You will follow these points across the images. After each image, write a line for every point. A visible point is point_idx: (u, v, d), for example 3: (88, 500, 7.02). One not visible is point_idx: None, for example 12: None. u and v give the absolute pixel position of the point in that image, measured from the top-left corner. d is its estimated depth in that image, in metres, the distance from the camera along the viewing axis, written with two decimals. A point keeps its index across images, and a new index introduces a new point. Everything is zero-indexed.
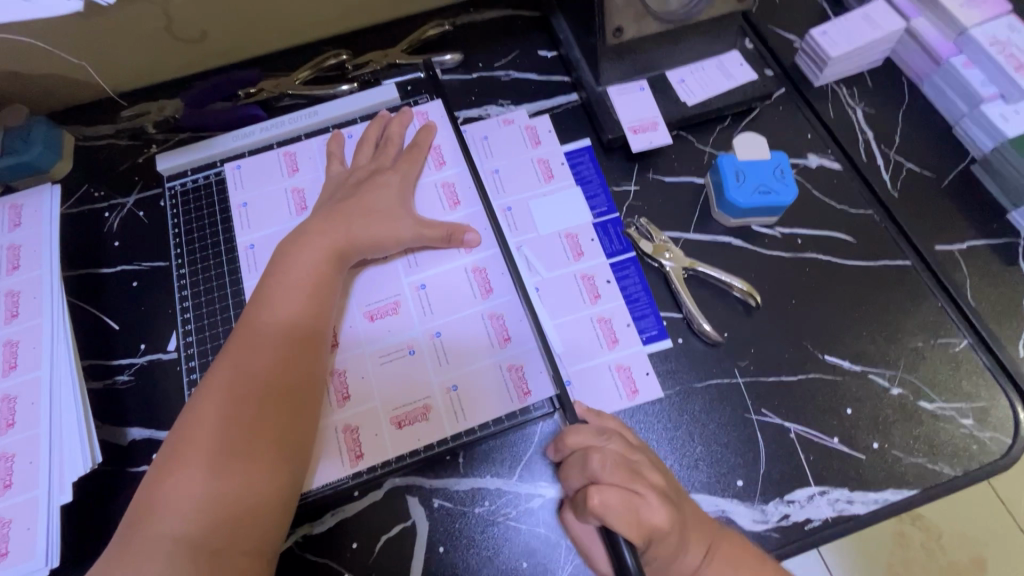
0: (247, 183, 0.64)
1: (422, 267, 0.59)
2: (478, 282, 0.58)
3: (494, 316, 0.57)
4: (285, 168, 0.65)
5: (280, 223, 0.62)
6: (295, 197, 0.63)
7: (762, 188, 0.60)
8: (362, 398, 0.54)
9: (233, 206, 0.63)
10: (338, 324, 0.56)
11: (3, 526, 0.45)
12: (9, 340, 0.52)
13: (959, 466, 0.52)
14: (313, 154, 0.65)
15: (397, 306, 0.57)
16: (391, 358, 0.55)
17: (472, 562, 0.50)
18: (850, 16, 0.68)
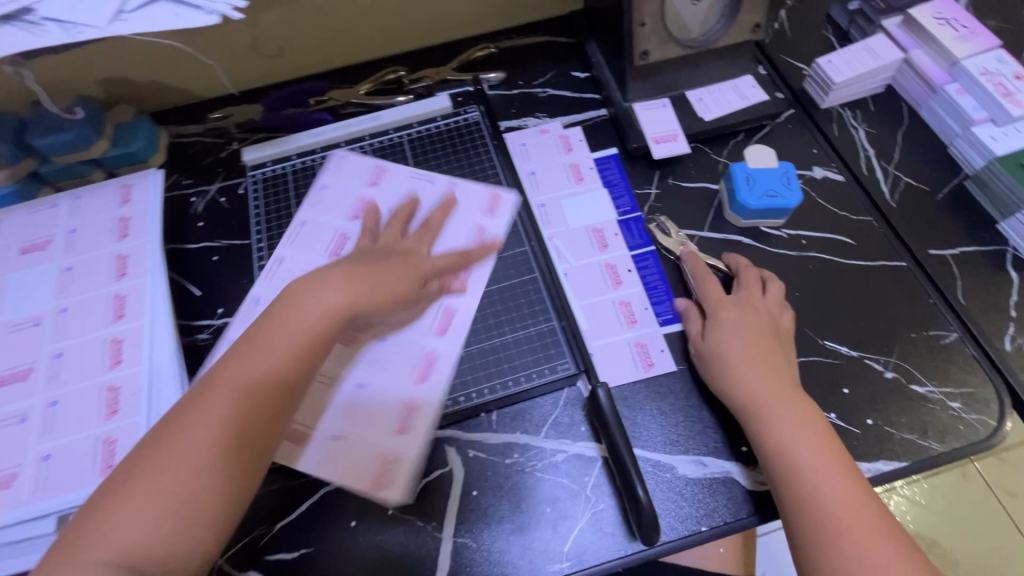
0: (333, 177, 0.73)
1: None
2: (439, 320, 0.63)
3: (424, 379, 0.60)
4: (370, 176, 0.73)
5: (310, 253, 0.68)
6: (350, 220, 0.70)
7: (770, 192, 0.67)
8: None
9: (313, 185, 0.73)
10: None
11: (111, 443, 0.54)
12: (118, 294, 0.62)
13: (946, 443, 0.57)
14: (383, 194, 0.71)
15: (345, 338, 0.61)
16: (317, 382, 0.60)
17: (501, 505, 0.56)
18: (854, 48, 0.76)
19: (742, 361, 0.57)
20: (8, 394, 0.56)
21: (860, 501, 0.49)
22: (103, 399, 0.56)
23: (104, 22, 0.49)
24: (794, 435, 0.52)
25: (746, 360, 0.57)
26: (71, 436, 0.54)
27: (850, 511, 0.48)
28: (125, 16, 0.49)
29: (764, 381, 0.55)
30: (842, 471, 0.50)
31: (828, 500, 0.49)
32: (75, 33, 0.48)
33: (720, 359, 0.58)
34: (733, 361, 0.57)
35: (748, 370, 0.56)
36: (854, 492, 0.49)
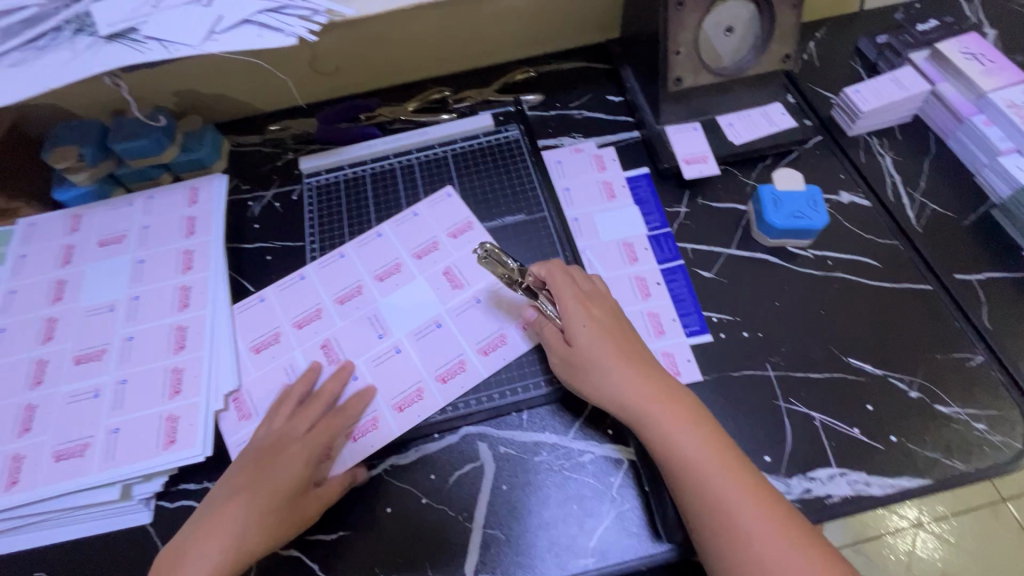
0: (429, 213, 0.76)
1: (346, 343, 0.66)
2: (450, 367, 0.65)
3: (355, 439, 0.61)
4: (454, 227, 0.74)
5: (323, 287, 0.70)
6: (376, 279, 0.71)
7: (797, 213, 0.70)
8: (244, 372, 0.64)
9: (408, 209, 0.76)
10: (269, 323, 0.67)
11: (173, 420, 0.59)
12: (183, 285, 0.68)
13: (971, 463, 0.58)
14: (424, 272, 0.71)
15: (325, 349, 0.66)
16: (287, 374, 0.64)
17: (528, 501, 0.59)
18: (881, 79, 0.79)
19: (606, 364, 0.57)
20: (84, 370, 0.62)
21: (757, 501, 0.50)
22: (167, 380, 0.62)
23: (197, 41, 0.55)
24: (681, 438, 0.53)
25: (614, 361, 0.57)
26: (138, 412, 0.60)
27: (748, 513, 0.49)
28: (216, 36, 0.56)
29: (638, 386, 0.56)
30: (737, 473, 0.51)
31: (729, 503, 0.49)
32: (172, 51, 0.55)
33: (592, 364, 0.58)
34: (602, 362, 0.57)
35: (618, 373, 0.56)
36: (751, 492, 0.50)
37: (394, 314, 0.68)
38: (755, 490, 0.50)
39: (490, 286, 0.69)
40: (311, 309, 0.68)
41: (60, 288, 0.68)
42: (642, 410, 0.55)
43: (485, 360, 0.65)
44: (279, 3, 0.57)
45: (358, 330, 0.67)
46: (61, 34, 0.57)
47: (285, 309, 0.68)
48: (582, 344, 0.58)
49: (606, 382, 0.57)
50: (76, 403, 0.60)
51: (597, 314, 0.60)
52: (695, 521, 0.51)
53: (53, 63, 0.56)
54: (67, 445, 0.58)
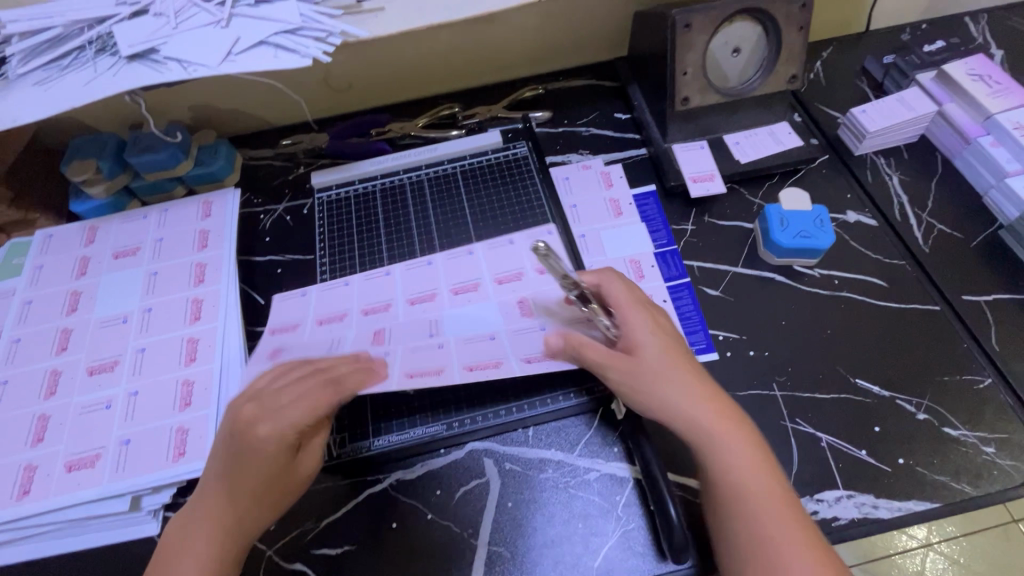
0: (524, 246, 0.71)
1: (396, 334, 0.64)
2: (485, 364, 0.60)
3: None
4: (544, 263, 0.69)
5: (402, 287, 0.70)
6: (451, 292, 0.69)
7: (804, 232, 0.70)
8: (299, 335, 0.66)
9: (505, 237, 0.73)
10: (341, 304, 0.69)
11: (183, 432, 0.60)
12: (195, 298, 0.69)
13: (979, 486, 0.58)
14: (499, 297, 0.67)
15: (375, 335, 0.64)
16: (330, 345, 0.64)
17: (533, 519, 0.59)
18: (887, 100, 0.80)
19: (673, 376, 0.53)
20: (96, 382, 0.63)
21: (807, 544, 0.46)
22: (178, 392, 0.62)
23: (215, 62, 0.56)
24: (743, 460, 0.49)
25: (678, 372, 0.53)
26: (148, 423, 0.61)
27: (796, 555, 0.45)
28: (233, 57, 0.57)
29: (699, 401, 0.52)
30: (786, 509, 0.48)
31: (777, 543, 0.46)
32: (191, 71, 0.56)
33: (652, 373, 0.53)
34: (667, 371, 0.53)
35: (686, 386, 0.53)
36: (802, 535, 0.46)
37: (456, 323, 0.65)
38: (806, 531, 0.47)
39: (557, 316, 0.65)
40: (381, 302, 0.69)
41: (75, 300, 0.70)
42: (708, 428, 0.51)
43: (523, 366, 0.60)
44: (295, 25, 0.58)
45: (415, 327, 0.65)
46: (84, 54, 0.58)
47: (362, 297, 0.70)
48: (647, 354, 0.54)
49: (671, 394, 0.52)
50: (88, 414, 0.61)
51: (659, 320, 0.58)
52: (736, 554, 0.47)
53: (75, 82, 0.57)
54: (79, 456, 0.59)
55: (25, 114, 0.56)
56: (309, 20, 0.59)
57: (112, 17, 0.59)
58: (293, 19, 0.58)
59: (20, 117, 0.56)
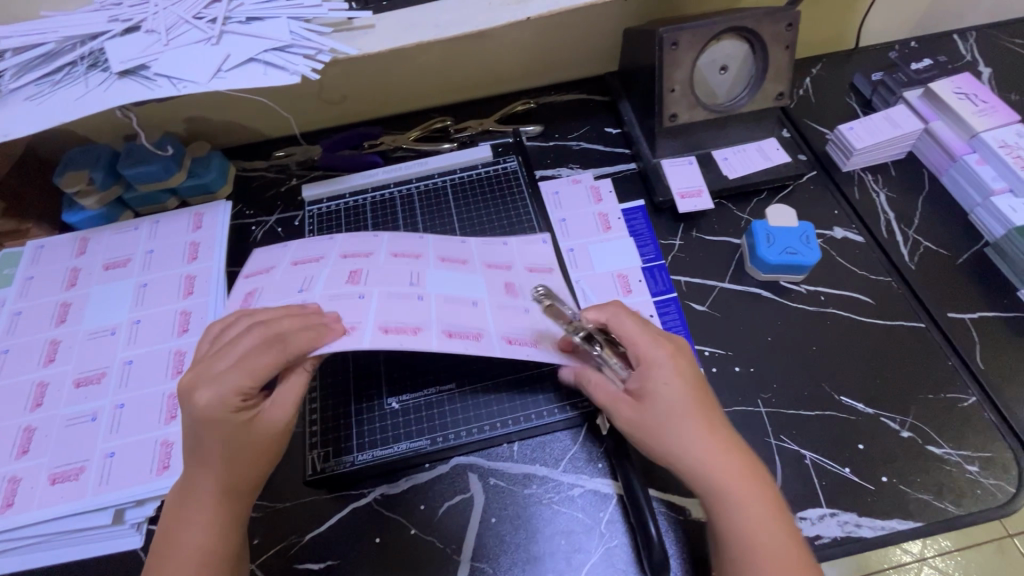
0: (517, 246, 0.72)
1: (375, 275, 0.62)
2: (465, 333, 0.58)
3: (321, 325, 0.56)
4: (535, 265, 0.70)
5: (386, 240, 0.66)
6: (438, 261, 0.66)
7: (790, 249, 0.70)
8: (275, 274, 0.62)
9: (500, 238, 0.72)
10: (318, 249, 0.64)
11: (167, 446, 0.60)
12: (184, 311, 0.69)
13: (963, 506, 0.58)
14: (485, 275, 0.66)
15: (351, 275, 0.61)
16: (303, 279, 0.61)
17: (516, 535, 0.59)
18: (874, 117, 0.81)
19: (685, 423, 0.51)
20: (83, 394, 0.64)
21: None
22: (164, 405, 0.62)
23: (204, 78, 0.57)
24: (746, 499, 0.49)
25: (698, 426, 0.51)
26: (134, 436, 0.61)
27: None
28: (223, 74, 0.58)
29: (718, 456, 0.51)
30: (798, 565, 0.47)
31: None
32: (181, 87, 0.57)
33: (667, 424, 0.52)
34: (687, 425, 0.51)
35: (698, 432, 0.51)
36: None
37: (442, 283, 0.63)
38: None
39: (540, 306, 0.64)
40: (363, 249, 0.64)
41: (64, 311, 0.70)
42: (717, 471, 0.50)
43: (503, 346, 0.58)
44: (284, 43, 0.59)
45: (393, 273, 0.62)
46: (76, 69, 0.59)
47: (343, 241, 0.65)
48: (658, 401, 0.52)
49: (682, 442, 0.51)
50: (74, 427, 0.62)
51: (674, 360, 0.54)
52: None
53: (66, 97, 0.58)
54: (63, 469, 0.59)
55: (15, 128, 0.57)
56: (299, 37, 0.60)
57: (105, 33, 0.59)
58: (282, 37, 0.59)
59: (10, 131, 0.57)
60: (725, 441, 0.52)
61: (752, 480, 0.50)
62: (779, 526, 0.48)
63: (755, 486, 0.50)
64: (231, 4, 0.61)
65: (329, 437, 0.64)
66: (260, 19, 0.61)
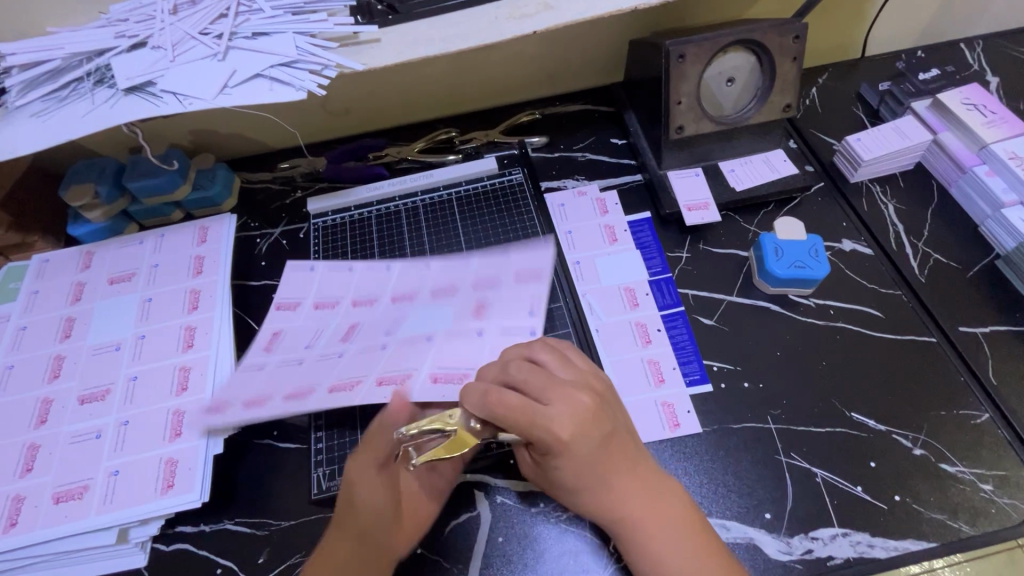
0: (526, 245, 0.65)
1: (363, 331, 0.64)
2: (395, 379, 0.60)
3: (286, 399, 0.59)
4: (528, 270, 0.63)
5: (392, 283, 0.68)
6: (430, 294, 0.64)
7: (798, 262, 0.70)
8: (294, 318, 0.68)
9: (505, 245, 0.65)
10: (339, 291, 0.69)
11: (172, 464, 0.59)
12: (189, 325, 0.69)
13: (978, 526, 0.57)
14: (457, 302, 0.63)
15: (347, 330, 0.65)
16: (313, 332, 0.66)
17: (524, 553, 0.58)
18: (883, 128, 0.80)
19: (581, 492, 0.53)
20: (88, 410, 0.63)
21: None
22: (169, 422, 0.62)
23: (210, 95, 0.57)
24: (658, 546, 0.51)
25: (593, 490, 0.52)
26: (138, 454, 0.60)
27: None
28: (229, 90, 0.58)
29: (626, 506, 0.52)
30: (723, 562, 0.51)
31: None
32: (187, 104, 0.57)
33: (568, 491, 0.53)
34: (583, 491, 0.52)
35: (593, 497, 0.52)
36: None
37: (415, 324, 0.63)
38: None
39: (501, 330, 0.64)
40: (369, 295, 0.67)
41: (69, 326, 0.70)
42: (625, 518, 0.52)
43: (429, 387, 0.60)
44: (290, 58, 0.59)
45: (379, 324, 0.64)
46: (82, 85, 0.59)
47: (357, 283, 0.69)
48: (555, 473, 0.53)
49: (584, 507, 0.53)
50: (78, 444, 0.61)
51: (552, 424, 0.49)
52: None
53: (72, 114, 0.58)
54: (67, 487, 0.59)
55: (21, 145, 0.57)
56: (304, 53, 0.59)
57: (111, 49, 0.59)
58: (289, 52, 0.59)
59: (16, 147, 0.56)
60: (628, 485, 0.52)
61: (664, 520, 0.52)
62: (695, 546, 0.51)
63: (667, 518, 0.52)
64: (237, 20, 0.61)
65: (335, 456, 0.63)
66: (265, 34, 0.60)
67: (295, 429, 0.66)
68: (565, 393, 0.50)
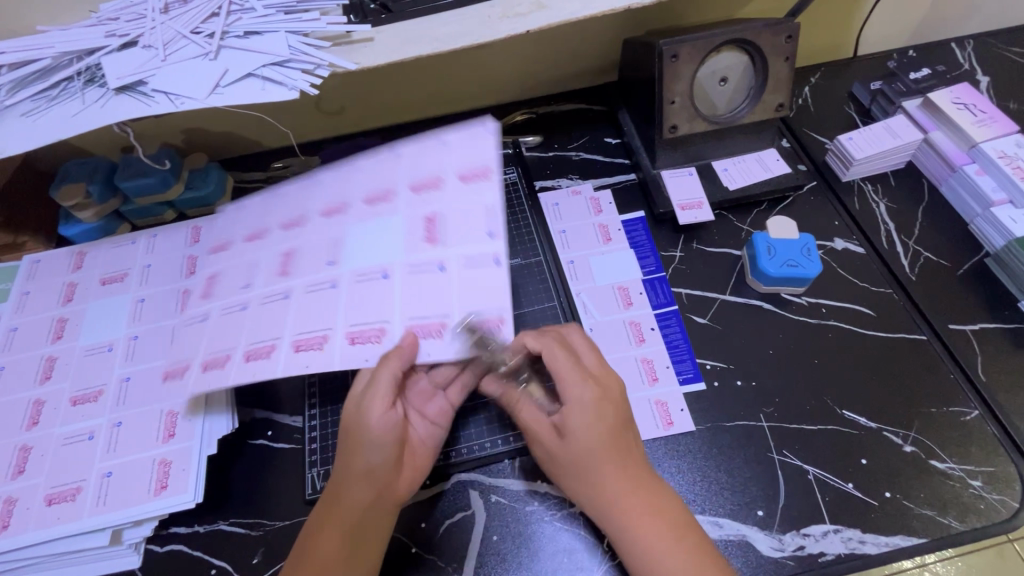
0: (457, 142, 0.63)
1: (300, 260, 0.60)
2: (314, 341, 0.55)
3: (247, 359, 0.55)
4: (468, 172, 0.61)
5: (322, 191, 0.63)
6: (364, 203, 0.62)
7: (791, 261, 0.70)
8: (228, 256, 0.63)
9: (434, 135, 0.63)
10: (263, 217, 0.64)
11: (166, 465, 0.59)
12: None
13: (967, 522, 0.58)
14: (406, 211, 0.60)
15: (284, 260, 0.60)
16: (247, 269, 0.61)
17: (518, 553, 0.59)
18: (874, 127, 0.81)
19: (584, 474, 0.54)
20: (80, 412, 0.63)
21: None
22: (162, 422, 0.62)
23: (202, 94, 0.57)
24: (647, 540, 0.51)
25: (599, 473, 0.53)
26: (131, 455, 0.60)
27: None
28: (221, 90, 0.57)
29: (626, 493, 0.53)
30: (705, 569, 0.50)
31: None
32: (178, 104, 0.56)
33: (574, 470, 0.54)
34: (587, 473, 0.54)
35: (595, 481, 0.54)
36: None
37: (356, 247, 0.60)
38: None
39: (462, 259, 0.58)
40: (296, 215, 0.63)
41: (61, 326, 0.69)
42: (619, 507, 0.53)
43: (349, 347, 0.54)
44: (283, 58, 0.59)
45: (317, 249, 0.60)
46: (72, 84, 0.59)
47: (279, 204, 0.64)
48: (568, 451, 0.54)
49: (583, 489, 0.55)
50: (71, 446, 0.61)
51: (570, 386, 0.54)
52: None
53: (62, 114, 0.57)
54: (59, 489, 0.58)
55: (10, 145, 0.56)
56: (297, 52, 0.59)
57: (101, 48, 0.59)
58: (281, 51, 0.59)
59: (5, 147, 0.56)
60: (628, 477, 0.53)
61: (653, 518, 0.52)
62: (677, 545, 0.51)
63: (657, 517, 0.52)
64: (229, 19, 0.60)
65: (329, 456, 0.63)
66: (258, 33, 0.60)
67: (289, 429, 0.66)
68: (585, 381, 0.55)
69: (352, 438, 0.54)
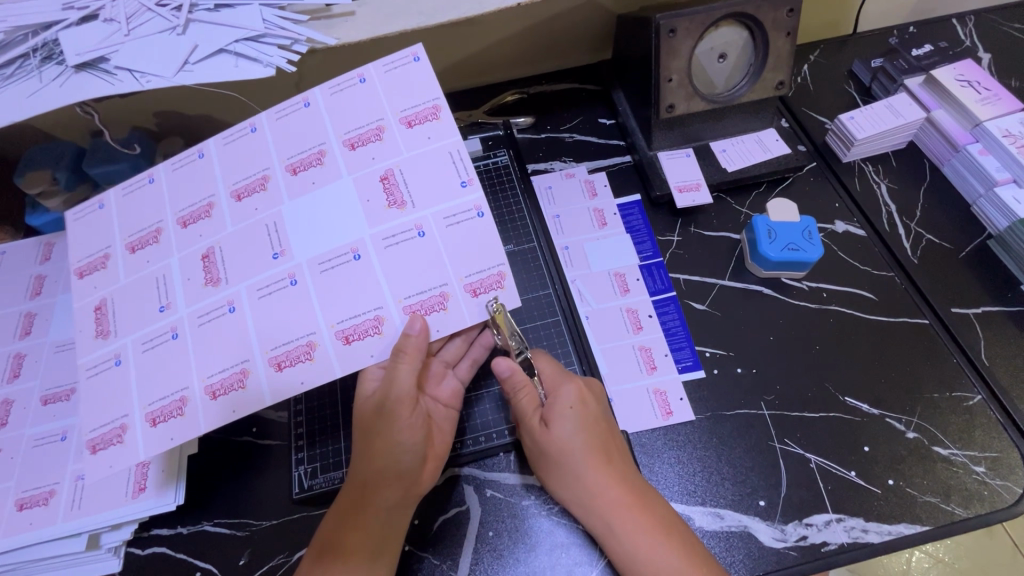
0: (380, 79, 0.55)
1: (229, 259, 0.53)
2: (297, 352, 0.51)
3: (214, 397, 0.51)
4: (413, 113, 0.55)
5: (222, 172, 0.55)
6: (288, 170, 0.54)
7: (793, 245, 0.68)
8: (115, 273, 0.55)
9: (353, 72, 0.56)
10: (151, 214, 0.56)
11: (144, 466, 0.57)
12: None
13: (970, 508, 0.57)
14: (353, 167, 0.54)
15: (205, 261, 0.53)
16: (156, 286, 0.54)
17: (514, 548, 0.57)
18: (876, 106, 0.79)
19: (571, 470, 0.54)
20: (51, 412, 0.60)
21: None
22: None
23: (170, 72, 0.53)
24: (633, 534, 0.51)
25: (588, 469, 0.53)
26: None
27: None
28: (189, 67, 0.53)
29: (614, 488, 0.53)
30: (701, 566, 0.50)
31: None
32: (145, 83, 0.52)
33: (562, 467, 0.54)
34: (574, 470, 0.54)
35: (582, 477, 0.53)
36: None
37: (300, 228, 0.53)
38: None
39: (439, 216, 0.54)
40: (200, 204, 0.55)
41: (29, 323, 0.66)
42: (606, 504, 0.53)
43: (340, 351, 0.52)
44: (257, 32, 0.55)
45: (250, 238, 0.53)
46: (28, 63, 0.54)
47: (172, 197, 0.56)
48: (560, 448, 0.54)
49: (568, 486, 0.54)
50: (41, 448, 0.58)
51: (562, 394, 0.56)
52: None
53: (17, 94, 0.53)
54: (31, 494, 0.56)
55: None
56: (272, 26, 0.55)
57: (58, 23, 0.54)
58: (255, 26, 0.55)
59: None
60: (616, 475, 0.54)
61: (642, 515, 0.52)
62: (669, 541, 0.51)
63: (644, 515, 0.52)
64: None
65: (316, 452, 0.61)
66: (230, 6, 0.56)
67: (275, 425, 0.64)
68: (573, 383, 0.57)
69: (374, 439, 0.53)
